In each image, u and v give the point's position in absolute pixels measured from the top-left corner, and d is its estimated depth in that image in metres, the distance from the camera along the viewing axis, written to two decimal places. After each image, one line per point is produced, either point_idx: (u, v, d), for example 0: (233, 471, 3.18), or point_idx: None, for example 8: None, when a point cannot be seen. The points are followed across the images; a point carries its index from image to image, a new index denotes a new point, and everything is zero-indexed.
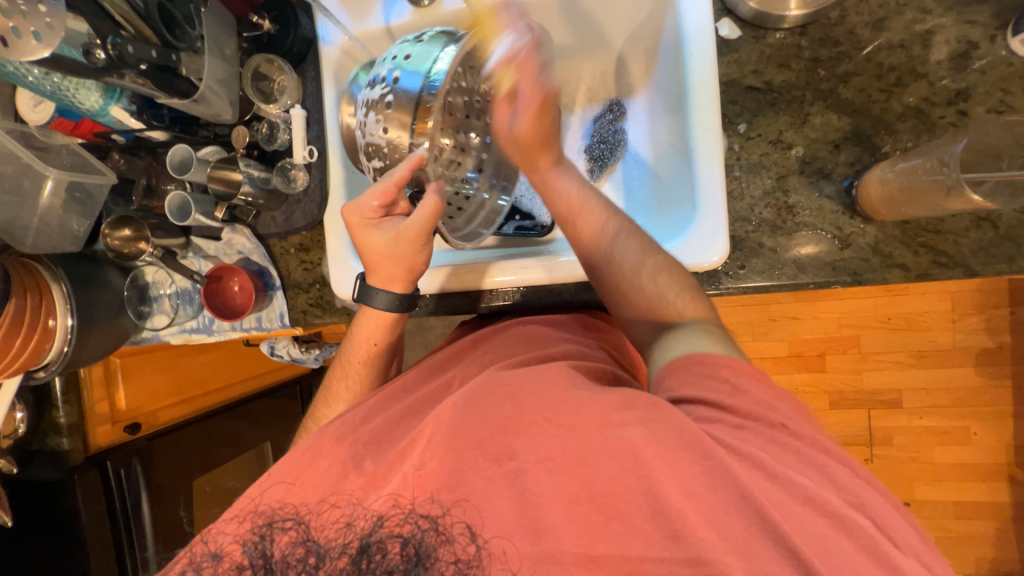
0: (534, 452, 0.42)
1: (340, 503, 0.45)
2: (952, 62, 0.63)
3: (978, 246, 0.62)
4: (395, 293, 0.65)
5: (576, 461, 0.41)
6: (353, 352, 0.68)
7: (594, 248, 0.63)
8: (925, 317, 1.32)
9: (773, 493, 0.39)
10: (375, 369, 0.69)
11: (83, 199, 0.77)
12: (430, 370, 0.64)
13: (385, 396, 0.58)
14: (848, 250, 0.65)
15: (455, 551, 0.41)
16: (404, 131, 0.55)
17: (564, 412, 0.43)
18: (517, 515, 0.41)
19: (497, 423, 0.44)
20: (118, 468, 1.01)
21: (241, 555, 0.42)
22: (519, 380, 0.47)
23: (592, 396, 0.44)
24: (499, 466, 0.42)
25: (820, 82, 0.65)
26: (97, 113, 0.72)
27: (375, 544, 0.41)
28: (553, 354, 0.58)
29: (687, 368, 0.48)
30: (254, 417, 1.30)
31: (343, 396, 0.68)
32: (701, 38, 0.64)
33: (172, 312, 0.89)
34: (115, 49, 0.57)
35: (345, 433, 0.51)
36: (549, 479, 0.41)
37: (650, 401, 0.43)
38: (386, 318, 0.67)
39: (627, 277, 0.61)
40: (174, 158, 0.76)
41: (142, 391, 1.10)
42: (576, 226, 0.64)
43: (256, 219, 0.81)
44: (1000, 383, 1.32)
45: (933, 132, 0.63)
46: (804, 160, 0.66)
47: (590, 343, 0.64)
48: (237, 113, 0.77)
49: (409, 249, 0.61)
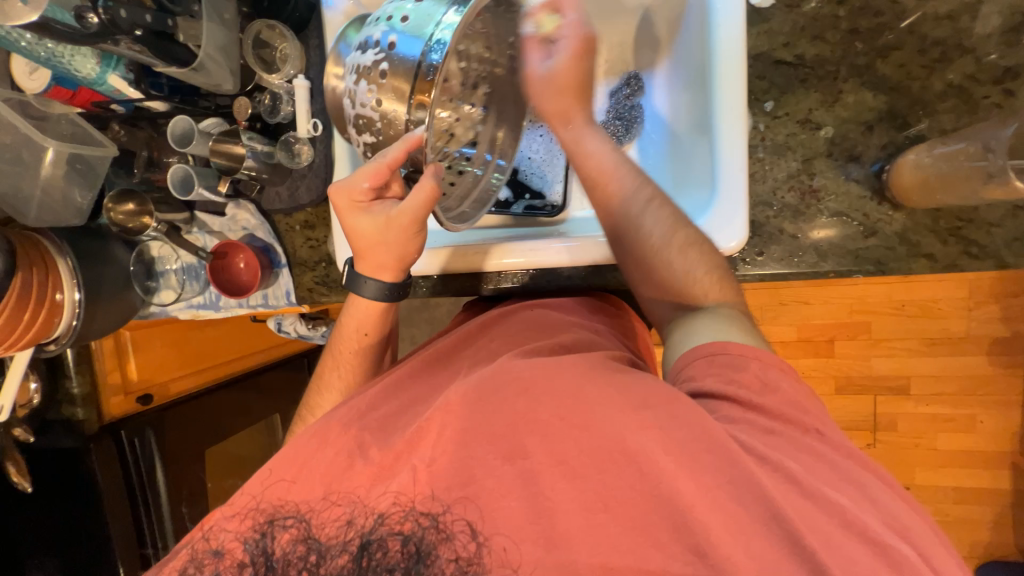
0: (547, 453, 0.42)
1: (340, 501, 0.45)
2: (1002, 36, 0.58)
3: (1012, 237, 0.59)
4: (384, 282, 0.63)
5: (590, 462, 0.41)
6: (343, 342, 0.67)
7: (622, 208, 0.60)
8: (940, 303, 1.29)
9: (794, 499, 0.39)
10: (367, 359, 0.68)
11: (84, 171, 0.75)
12: (436, 357, 0.63)
13: (393, 382, 0.58)
14: (873, 238, 0.62)
15: (455, 549, 0.40)
16: (400, 104, 0.51)
17: (575, 407, 0.43)
18: (531, 520, 0.41)
19: (508, 417, 0.44)
20: (132, 437, 1.03)
21: (240, 553, 0.43)
22: (531, 373, 0.46)
23: (603, 390, 0.43)
24: (512, 464, 0.42)
25: (856, 56, 0.61)
26: (94, 81, 0.69)
27: (375, 542, 0.41)
28: (559, 342, 0.57)
29: (710, 359, 0.47)
30: (263, 389, 1.32)
31: (334, 385, 0.68)
32: (729, 7, 0.60)
33: (179, 286, 0.88)
34: (106, 13, 0.54)
35: (351, 422, 0.51)
36: (564, 485, 0.41)
37: (669, 398, 0.42)
38: (378, 307, 0.65)
39: (652, 243, 0.58)
40: (176, 130, 0.74)
41: (153, 363, 1.11)
42: (600, 185, 0.61)
43: (260, 194, 0.79)
44: (1013, 373, 1.30)
45: (974, 114, 0.59)
46: (833, 141, 0.62)
47: (596, 328, 0.63)
48: (237, 83, 0.72)
49: (398, 232, 0.58)
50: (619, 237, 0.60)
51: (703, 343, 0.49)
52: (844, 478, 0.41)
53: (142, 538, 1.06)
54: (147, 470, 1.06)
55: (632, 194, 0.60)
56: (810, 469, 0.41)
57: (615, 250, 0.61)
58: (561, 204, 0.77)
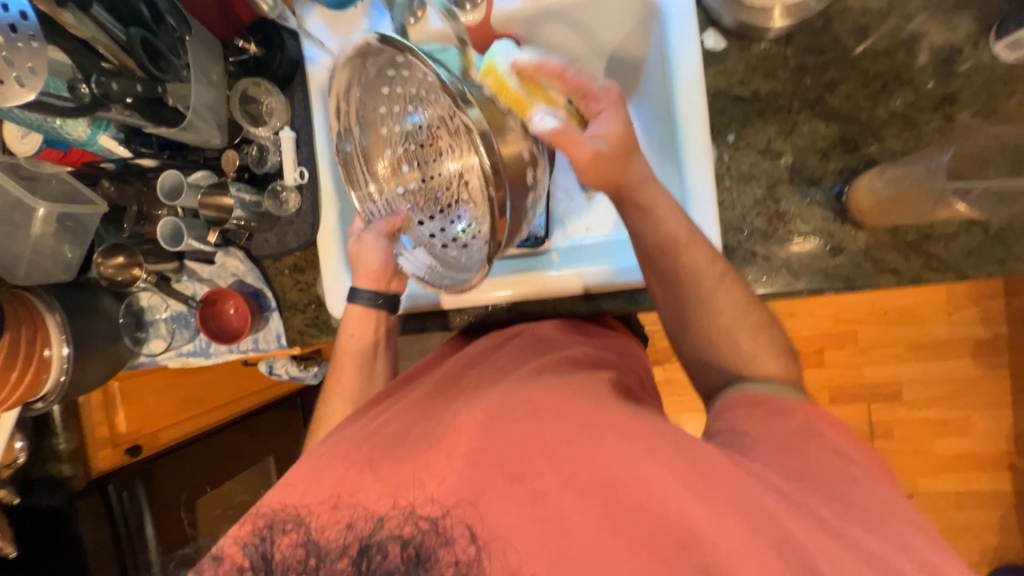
0: (556, 476, 0.41)
1: (342, 505, 0.43)
2: (936, 68, 0.63)
3: (969, 250, 0.62)
4: (371, 291, 0.70)
5: (601, 482, 0.40)
6: (340, 347, 0.72)
7: (672, 257, 0.59)
8: (921, 309, 1.33)
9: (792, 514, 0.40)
10: (361, 364, 0.72)
11: (75, 229, 0.77)
12: (448, 378, 0.61)
13: (406, 404, 0.56)
14: (840, 257, 0.65)
15: (455, 553, 0.40)
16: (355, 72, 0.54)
17: (586, 432, 0.42)
18: (542, 544, 0.39)
19: (517, 439, 0.43)
20: (120, 491, 1.02)
21: (241, 556, 0.42)
22: (543, 398, 0.46)
23: (589, 413, 0.44)
24: (520, 484, 0.41)
25: (807, 90, 0.66)
26: (86, 142, 0.72)
27: (375, 544, 0.40)
28: (566, 357, 0.58)
29: (747, 401, 0.52)
30: (253, 431, 1.28)
31: (338, 391, 0.73)
32: (687, 50, 0.65)
33: (169, 336, 0.88)
34: (100, 87, 0.57)
35: (362, 439, 0.50)
36: (575, 508, 0.40)
37: (681, 432, 0.43)
38: (364, 315, 0.71)
39: (701, 305, 0.60)
40: (166, 183, 0.76)
41: (141, 414, 1.09)
42: (648, 230, 0.59)
43: (250, 241, 0.81)
44: (999, 373, 1.33)
45: (920, 139, 0.63)
46: (793, 168, 0.66)
47: (599, 348, 0.64)
48: (226, 137, 0.76)
49: (369, 250, 0.66)
50: (655, 277, 0.61)
51: (747, 390, 0.53)
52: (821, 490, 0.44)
53: None
54: (135, 525, 1.04)
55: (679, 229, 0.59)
56: (797, 490, 0.43)
57: (655, 290, 0.63)
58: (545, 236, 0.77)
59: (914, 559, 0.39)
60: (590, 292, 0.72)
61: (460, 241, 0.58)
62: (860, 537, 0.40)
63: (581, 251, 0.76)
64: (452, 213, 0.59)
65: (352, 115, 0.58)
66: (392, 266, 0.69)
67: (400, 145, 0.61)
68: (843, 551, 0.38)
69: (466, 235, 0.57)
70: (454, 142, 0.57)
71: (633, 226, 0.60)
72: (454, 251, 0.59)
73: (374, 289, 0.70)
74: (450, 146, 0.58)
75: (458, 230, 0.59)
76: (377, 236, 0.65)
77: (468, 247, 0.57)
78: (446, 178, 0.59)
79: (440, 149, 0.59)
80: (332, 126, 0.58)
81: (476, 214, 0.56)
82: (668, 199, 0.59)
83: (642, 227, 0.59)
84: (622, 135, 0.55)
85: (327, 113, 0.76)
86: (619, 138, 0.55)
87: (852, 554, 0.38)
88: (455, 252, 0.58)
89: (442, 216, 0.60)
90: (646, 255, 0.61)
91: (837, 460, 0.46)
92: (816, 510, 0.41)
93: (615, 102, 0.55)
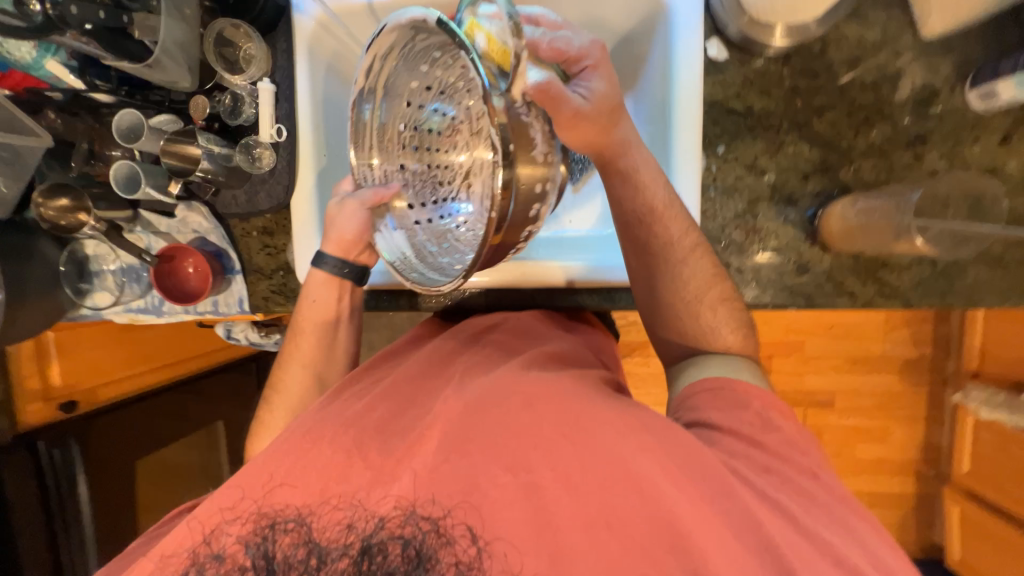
0: (552, 469, 0.42)
1: (341, 505, 0.43)
2: (914, 106, 0.66)
3: (917, 282, 0.67)
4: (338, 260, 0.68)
5: (595, 484, 0.41)
6: (299, 314, 0.70)
7: (662, 262, 0.62)
8: (861, 327, 1.43)
9: (768, 515, 0.43)
10: (321, 329, 0.70)
11: (13, 160, 0.69)
12: (437, 361, 0.59)
13: (390, 384, 0.55)
14: (805, 276, 0.68)
15: (455, 553, 0.40)
16: (394, 41, 0.50)
17: (579, 428, 0.43)
18: (535, 535, 0.40)
19: (513, 431, 0.44)
20: (51, 449, 0.95)
21: (244, 557, 0.42)
22: (533, 388, 0.47)
23: (573, 407, 0.45)
24: (515, 477, 0.42)
25: (797, 112, 0.68)
26: (30, 65, 0.65)
27: (375, 546, 0.41)
28: (550, 352, 0.58)
29: (719, 392, 0.54)
30: (206, 393, 1.24)
31: (295, 356, 0.70)
32: (690, 56, 0.66)
33: (117, 290, 0.82)
34: (56, 8, 0.53)
35: (351, 422, 0.49)
36: (567, 500, 0.41)
37: (662, 425, 0.45)
38: (331, 281, 0.69)
39: (680, 309, 0.63)
40: (122, 124, 0.70)
41: (78, 369, 1.02)
42: (640, 233, 0.62)
43: (215, 197, 0.76)
44: (918, 390, 1.47)
45: (891, 173, 0.67)
46: (774, 187, 0.68)
47: (578, 341, 0.65)
48: (196, 81, 0.69)
49: (349, 217, 0.63)
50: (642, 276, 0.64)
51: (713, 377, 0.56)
52: (792, 487, 0.47)
53: (55, 540, 0.98)
54: (67, 485, 0.97)
55: (671, 228, 0.61)
56: (767, 482, 0.46)
57: (642, 292, 0.65)
58: None
59: (863, 556, 0.43)
60: (575, 285, 0.72)
61: (448, 239, 0.55)
62: (821, 531, 0.43)
63: (562, 243, 0.76)
64: (445, 209, 0.56)
65: (382, 79, 0.54)
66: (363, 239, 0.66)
67: (417, 126, 0.58)
68: (804, 544, 0.42)
69: (457, 235, 0.54)
70: (471, 137, 0.54)
71: (628, 227, 0.62)
72: (438, 248, 0.55)
73: (340, 257, 0.68)
74: (466, 141, 0.54)
75: (451, 229, 0.55)
76: (361, 205, 0.61)
77: (455, 250, 0.53)
78: (452, 172, 0.57)
79: (452, 141, 0.56)
80: (359, 81, 0.53)
81: (473, 214, 0.52)
82: (662, 205, 0.61)
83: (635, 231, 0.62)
84: (607, 97, 0.53)
85: (312, 69, 0.72)
86: (606, 102, 0.54)
87: (812, 548, 0.42)
88: (439, 252, 0.55)
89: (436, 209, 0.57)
90: (642, 258, 0.63)
91: (805, 459, 0.49)
92: (781, 502, 0.44)
93: (601, 62, 0.53)
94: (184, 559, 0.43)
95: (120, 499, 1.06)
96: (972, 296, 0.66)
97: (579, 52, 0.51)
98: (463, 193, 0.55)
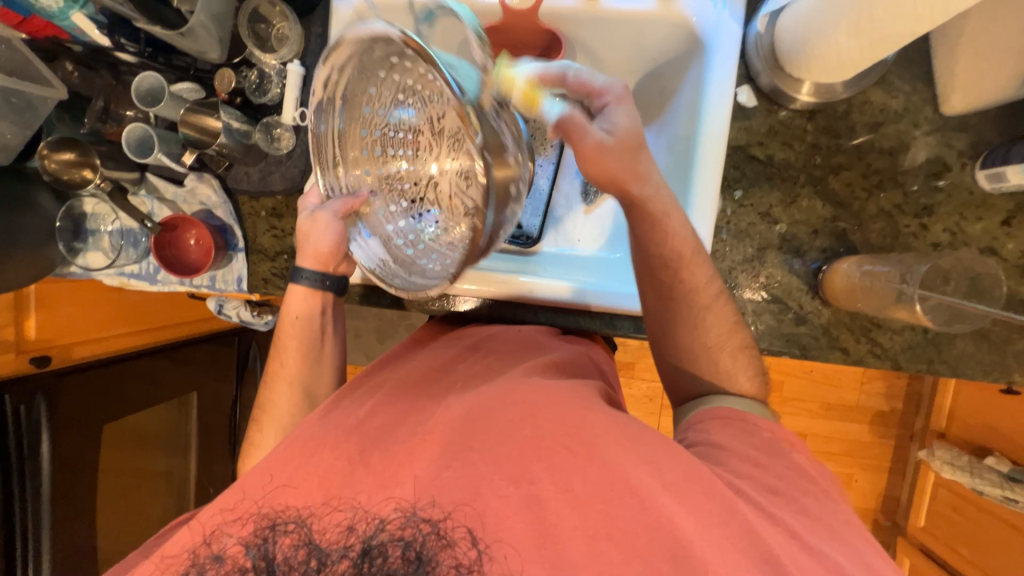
0: (555, 481, 0.42)
1: (342, 506, 0.42)
2: (926, 177, 0.68)
3: (907, 346, 0.69)
4: (314, 270, 0.66)
5: (596, 494, 0.42)
6: (281, 330, 0.69)
7: (678, 296, 0.62)
8: (841, 375, 1.47)
9: (783, 549, 0.41)
10: (307, 342, 0.69)
11: (21, 107, 0.66)
12: (437, 368, 0.60)
13: (391, 391, 0.55)
14: (803, 326, 0.70)
15: (455, 556, 0.39)
16: (342, 53, 0.48)
17: (580, 438, 0.44)
18: (536, 544, 0.40)
19: (516, 442, 0.44)
20: (17, 404, 0.89)
21: (244, 558, 0.39)
22: (535, 397, 0.47)
23: (580, 416, 0.45)
24: (517, 487, 0.42)
25: (815, 168, 0.70)
26: (54, 15, 0.62)
27: (375, 548, 0.38)
28: (554, 360, 0.59)
29: (729, 423, 0.54)
30: (178, 357, 1.19)
31: (280, 375, 0.68)
32: (720, 97, 0.66)
33: (113, 252, 0.80)
34: None
35: (353, 427, 0.49)
36: (568, 512, 0.41)
37: (664, 440, 0.46)
38: (309, 295, 0.68)
39: (679, 345, 0.64)
40: (142, 86, 0.69)
41: (55, 323, 0.99)
42: (660, 268, 0.62)
43: (228, 171, 0.75)
44: (886, 443, 1.51)
45: (896, 239, 0.69)
46: (785, 237, 0.70)
47: (577, 352, 0.65)
48: (225, 53, 0.69)
49: (323, 229, 0.62)
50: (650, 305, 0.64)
51: (730, 408, 0.56)
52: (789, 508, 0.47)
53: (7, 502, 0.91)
54: (29, 444, 0.90)
55: (691, 260, 0.61)
56: (773, 502, 0.47)
57: (654, 321, 0.65)
58: (536, 238, 0.79)
59: None
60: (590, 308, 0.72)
61: (428, 241, 0.54)
62: (828, 549, 0.43)
63: (569, 262, 0.77)
64: (417, 212, 0.55)
65: (339, 88, 0.52)
66: (342, 251, 0.65)
67: (380, 125, 0.55)
68: (813, 562, 0.41)
69: (434, 237, 0.54)
70: (434, 144, 0.53)
71: (645, 253, 0.62)
72: (416, 252, 0.55)
73: (320, 271, 0.67)
74: (429, 147, 0.54)
75: (428, 230, 0.54)
76: (333, 215, 0.60)
77: (435, 252, 0.53)
78: (422, 174, 0.55)
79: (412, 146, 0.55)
80: (316, 93, 0.52)
81: (448, 222, 0.52)
82: (680, 241, 0.61)
83: (652, 263, 0.62)
84: (631, 134, 0.58)
85: None
86: (627, 133, 0.58)
87: (819, 564, 0.41)
88: (418, 255, 0.55)
89: (410, 211, 0.56)
90: (654, 283, 0.63)
91: (807, 490, 0.49)
92: (791, 525, 0.44)
93: (621, 98, 0.58)
94: (184, 560, 0.42)
95: (87, 461, 1.01)
96: (956, 366, 0.69)
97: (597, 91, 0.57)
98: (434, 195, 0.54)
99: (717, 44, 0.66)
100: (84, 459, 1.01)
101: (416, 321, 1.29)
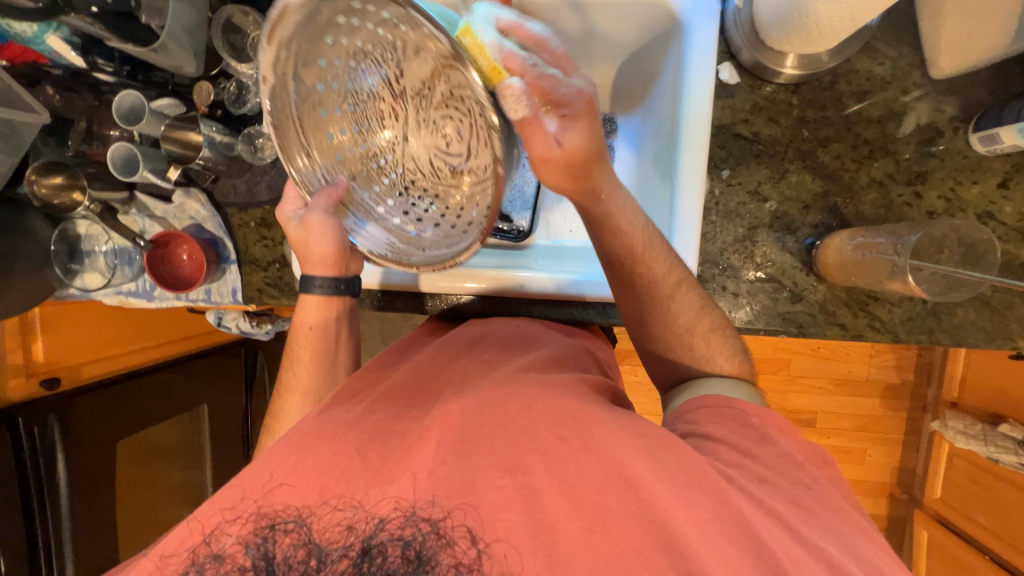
0: (547, 471, 0.42)
1: (342, 506, 0.42)
2: (919, 145, 0.67)
3: (907, 317, 0.68)
4: (323, 277, 0.65)
5: (589, 481, 0.42)
6: (295, 339, 0.67)
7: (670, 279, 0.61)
8: (848, 349, 1.45)
9: (780, 536, 0.41)
10: (322, 354, 0.67)
11: (7, 134, 0.67)
12: (434, 364, 0.60)
13: (390, 390, 0.56)
14: (799, 304, 0.69)
15: (455, 555, 0.38)
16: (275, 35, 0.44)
17: (574, 429, 0.44)
18: (530, 535, 0.40)
19: (509, 434, 0.45)
20: (31, 427, 0.92)
21: (242, 557, 0.38)
22: (529, 389, 0.48)
23: (572, 410, 0.46)
24: (510, 479, 0.42)
25: (802, 142, 0.68)
26: (31, 39, 0.63)
27: (375, 547, 0.37)
28: (553, 354, 0.59)
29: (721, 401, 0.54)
30: (189, 372, 1.20)
31: (293, 387, 0.67)
32: (701, 79, 0.64)
33: (108, 271, 0.80)
34: None
35: (348, 425, 0.49)
36: (562, 503, 0.41)
37: (659, 433, 0.46)
38: (323, 304, 0.67)
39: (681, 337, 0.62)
40: (122, 105, 0.69)
41: (65, 343, 1.02)
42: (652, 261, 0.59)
43: (214, 184, 0.76)
44: (899, 415, 1.49)
45: (889, 210, 0.68)
46: (776, 215, 0.69)
47: (576, 345, 0.65)
48: (201, 66, 0.69)
49: (320, 230, 0.60)
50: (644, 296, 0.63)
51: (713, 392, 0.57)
52: (790, 492, 0.46)
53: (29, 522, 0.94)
54: (46, 464, 0.93)
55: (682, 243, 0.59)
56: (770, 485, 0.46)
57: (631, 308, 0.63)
58: (527, 230, 0.78)
59: None
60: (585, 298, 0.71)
61: (432, 209, 0.54)
62: (825, 540, 0.42)
63: (561, 253, 0.77)
64: (412, 185, 0.55)
65: (290, 66, 0.47)
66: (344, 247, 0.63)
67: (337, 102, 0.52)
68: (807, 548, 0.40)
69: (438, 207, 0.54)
70: (405, 113, 0.54)
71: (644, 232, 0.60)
72: (428, 219, 0.54)
73: (332, 276, 0.65)
74: (398, 114, 0.54)
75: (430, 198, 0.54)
76: (324, 213, 0.58)
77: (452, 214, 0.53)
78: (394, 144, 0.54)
79: (391, 125, 0.55)
80: (267, 80, 0.47)
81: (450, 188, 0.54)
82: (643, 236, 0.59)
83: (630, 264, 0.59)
84: (578, 153, 0.50)
85: None
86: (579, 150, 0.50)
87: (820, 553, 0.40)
88: (432, 224, 0.54)
89: (399, 186, 0.55)
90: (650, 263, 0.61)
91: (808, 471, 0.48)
92: (790, 514, 0.43)
93: (578, 112, 0.48)
94: (183, 559, 0.42)
95: (104, 478, 1.04)
96: (958, 335, 0.68)
97: (563, 95, 0.47)
98: (430, 159, 0.54)
99: (696, 22, 0.64)
100: (101, 476, 1.03)
101: (418, 319, 1.30)
